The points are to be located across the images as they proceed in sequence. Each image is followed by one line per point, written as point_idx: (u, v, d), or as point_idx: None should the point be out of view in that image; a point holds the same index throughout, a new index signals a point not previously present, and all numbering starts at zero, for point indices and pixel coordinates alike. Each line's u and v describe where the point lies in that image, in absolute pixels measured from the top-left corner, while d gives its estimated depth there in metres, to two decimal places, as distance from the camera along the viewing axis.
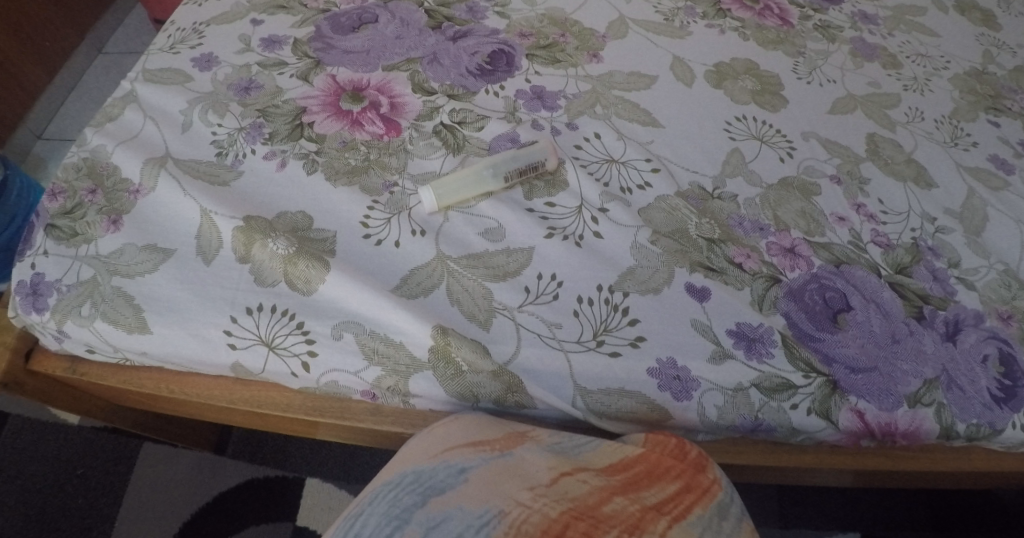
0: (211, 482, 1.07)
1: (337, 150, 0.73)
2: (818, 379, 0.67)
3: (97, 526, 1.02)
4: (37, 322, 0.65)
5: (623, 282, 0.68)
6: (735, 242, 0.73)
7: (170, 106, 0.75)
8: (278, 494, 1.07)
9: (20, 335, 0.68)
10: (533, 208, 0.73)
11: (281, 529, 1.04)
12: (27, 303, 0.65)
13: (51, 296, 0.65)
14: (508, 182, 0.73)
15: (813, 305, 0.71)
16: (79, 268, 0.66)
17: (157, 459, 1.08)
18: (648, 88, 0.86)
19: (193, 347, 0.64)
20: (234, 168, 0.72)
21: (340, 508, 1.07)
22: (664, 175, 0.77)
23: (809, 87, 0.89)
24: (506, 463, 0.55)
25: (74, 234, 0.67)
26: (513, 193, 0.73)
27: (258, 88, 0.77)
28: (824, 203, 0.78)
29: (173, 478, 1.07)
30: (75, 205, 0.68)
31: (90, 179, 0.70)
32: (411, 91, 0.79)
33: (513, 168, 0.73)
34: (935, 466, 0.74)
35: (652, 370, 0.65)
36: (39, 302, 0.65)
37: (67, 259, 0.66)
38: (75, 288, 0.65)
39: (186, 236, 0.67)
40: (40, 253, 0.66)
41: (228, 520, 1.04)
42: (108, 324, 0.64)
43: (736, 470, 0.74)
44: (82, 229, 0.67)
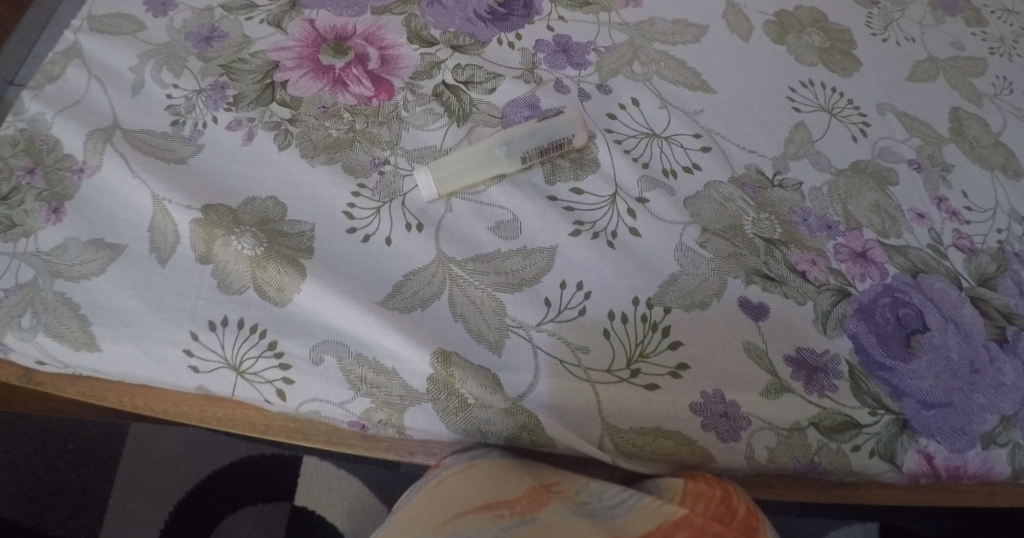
0: (204, 458, 0.97)
1: (315, 118, 0.61)
2: (886, 417, 0.57)
3: (90, 505, 0.94)
4: None
5: (664, 295, 0.56)
6: (799, 244, 0.61)
7: (118, 63, 0.63)
8: (274, 472, 0.97)
9: None
10: (554, 196, 0.60)
11: (280, 511, 0.95)
12: None
13: None
14: (525, 163, 0.61)
15: (884, 325, 0.59)
16: (18, 267, 0.55)
17: (145, 434, 0.97)
18: (694, 42, 0.71)
19: (151, 367, 0.55)
20: (191, 141, 0.60)
21: (341, 489, 0.96)
22: (716, 155, 0.64)
23: (885, 46, 0.74)
24: (528, 531, 0.46)
25: (10, 225, 0.56)
26: (529, 174, 0.61)
27: (222, 38, 0.64)
28: (901, 195, 0.66)
29: (163, 456, 0.97)
30: (11, 189, 0.57)
31: (28, 156, 0.58)
32: (406, 40, 0.66)
33: (529, 145, 0.60)
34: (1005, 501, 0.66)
35: (697, 406, 0.54)
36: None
37: (4, 256, 0.55)
38: (14, 292, 0.54)
39: (139, 228, 0.56)
40: None
41: (219, 502, 0.95)
42: (52, 338, 0.54)
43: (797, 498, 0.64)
44: (19, 219, 0.56)
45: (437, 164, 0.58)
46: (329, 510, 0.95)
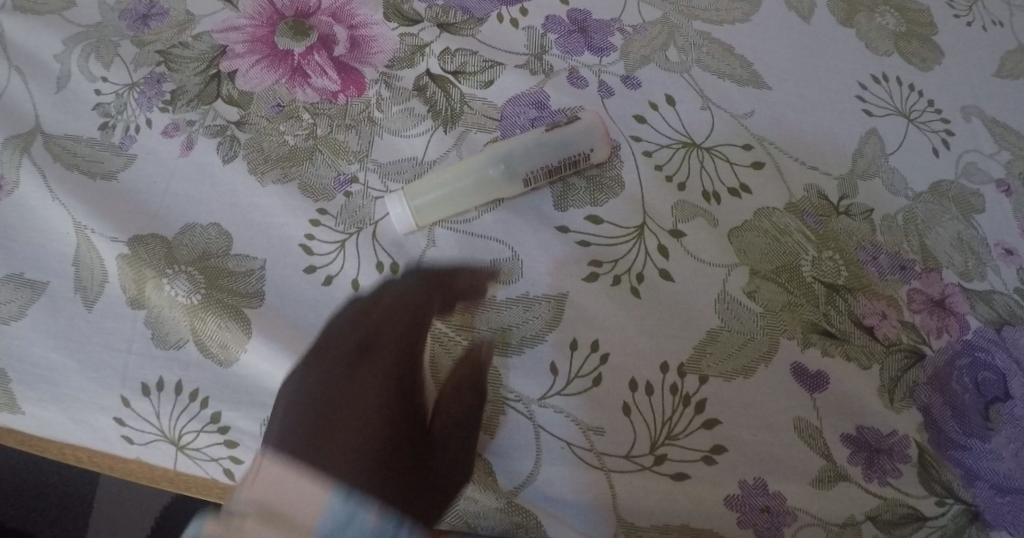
0: None
1: (268, 119, 0.49)
2: (955, 507, 0.47)
3: None
4: None
5: (700, 360, 0.46)
6: (866, 291, 0.50)
7: (39, 48, 0.51)
8: None
9: None
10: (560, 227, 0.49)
11: None
12: None
13: None
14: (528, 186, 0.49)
15: (960, 394, 0.49)
16: None
17: None
18: (743, 21, 0.58)
19: (78, 438, 0.45)
20: (123, 150, 0.48)
21: None
22: (768, 173, 0.52)
23: (970, 31, 0.61)
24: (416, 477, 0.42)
25: None
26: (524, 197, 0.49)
27: (161, 15, 0.52)
28: (987, 226, 0.54)
29: None
30: None
31: None
32: (383, 17, 0.53)
33: (534, 164, 0.49)
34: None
35: (733, 499, 0.45)
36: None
37: None
38: None
39: (60, 261, 0.46)
40: None
41: None
42: None
43: None
44: None
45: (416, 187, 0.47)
46: None
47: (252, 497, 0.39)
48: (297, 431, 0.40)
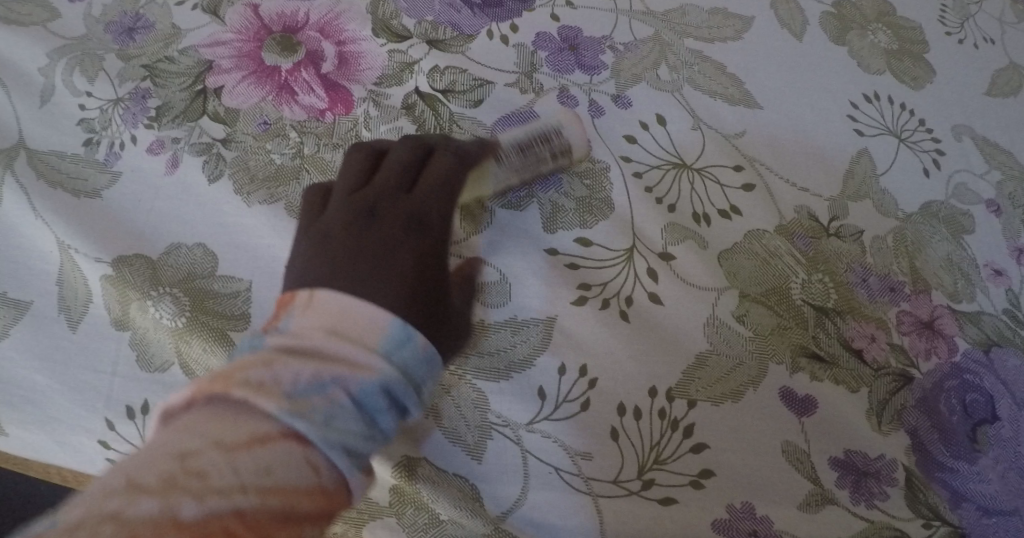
0: None
1: (254, 138, 0.48)
2: (941, 530, 0.48)
3: None
4: None
5: (688, 384, 0.46)
6: (855, 314, 0.50)
7: (20, 60, 0.50)
8: None
9: None
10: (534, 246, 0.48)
11: None
12: None
13: None
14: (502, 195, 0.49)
15: (948, 417, 0.49)
16: None
17: None
18: (735, 38, 0.58)
19: (62, 460, 0.45)
20: (107, 167, 0.48)
21: None
22: (758, 194, 0.52)
23: (962, 49, 0.61)
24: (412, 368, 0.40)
25: None
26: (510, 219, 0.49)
27: (147, 28, 0.51)
28: (976, 247, 0.54)
29: None
30: None
31: None
32: (372, 33, 0.52)
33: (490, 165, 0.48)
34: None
35: (721, 524, 0.45)
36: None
37: None
38: None
39: (43, 281, 0.45)
40: None
41: None
42: None
43: None
44: None
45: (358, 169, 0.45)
46: None
47: (305, 323, 0.38)
48: (340, 267, 0.40)
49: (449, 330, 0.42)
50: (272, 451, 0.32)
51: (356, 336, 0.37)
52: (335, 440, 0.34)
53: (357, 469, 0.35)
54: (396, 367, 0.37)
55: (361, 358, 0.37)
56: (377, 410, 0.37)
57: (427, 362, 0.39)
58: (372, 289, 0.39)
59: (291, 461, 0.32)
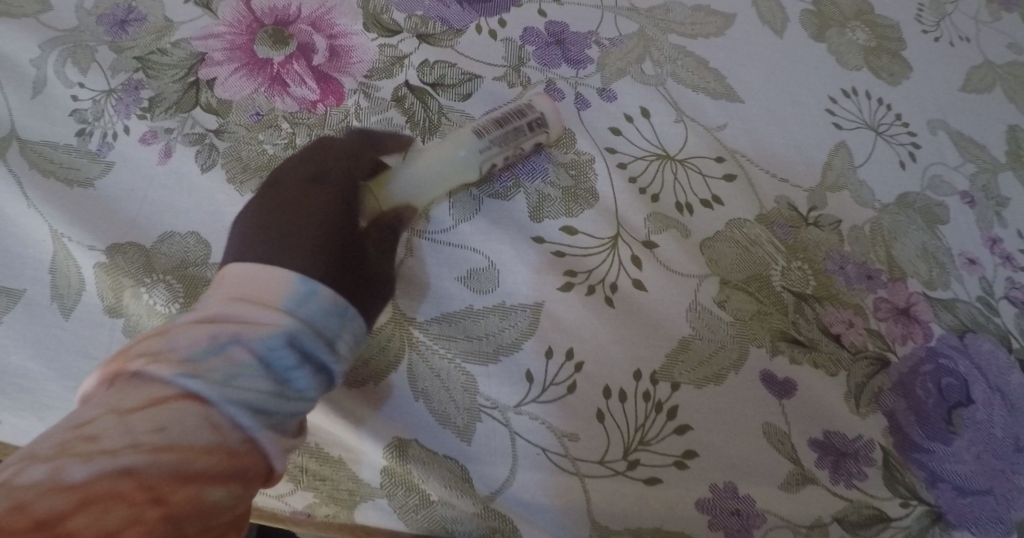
0: None
1: (247, 128, 0.49)
2: (919, 508, 0.49)
3: None
4: None
5: (672, 367, 0.47)
6: (833, 300, 0.51)
7: (12, 51, 0.50)
8: None
9: None
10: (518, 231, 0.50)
11: None
12: None
13: None
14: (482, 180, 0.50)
15: (925, 400, 0.51)
16: None
17: None
18: (717, 35, 0.59)
19: None
20: (100, 157, 0.48)
21: None
22: (739, 185, 0.53)
23: (938, 46, 0.63)
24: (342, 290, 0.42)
25: None
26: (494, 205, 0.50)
27: (139, 20, 0.52)
28: (952, 236, 0.56)
29: None
30: None
31: None
32: (364, 27, 0.53)
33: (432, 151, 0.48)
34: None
35: (704, 502, 0.46)
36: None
37: None
38: None
39: (37, 269, 0.46)
40: None
41: None
42: None
43: None
44: None
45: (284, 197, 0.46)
46: None
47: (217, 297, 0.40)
48: (255, 240, 0.42)
49: (364, 290, 0.43)
50: (172, 410, 0.33)
51: (261, 298, 0.39)
52: (237, 399, 0.35)
53: (265, 427, 0.36)
54: (301, 320, 0.39)
55: (266, 316, 0.38)
56: (286, 364, 0.38)
57: (338, 315, 0.40)
58: (280, 252, 0.41)
59: (187, 421, 0.33)
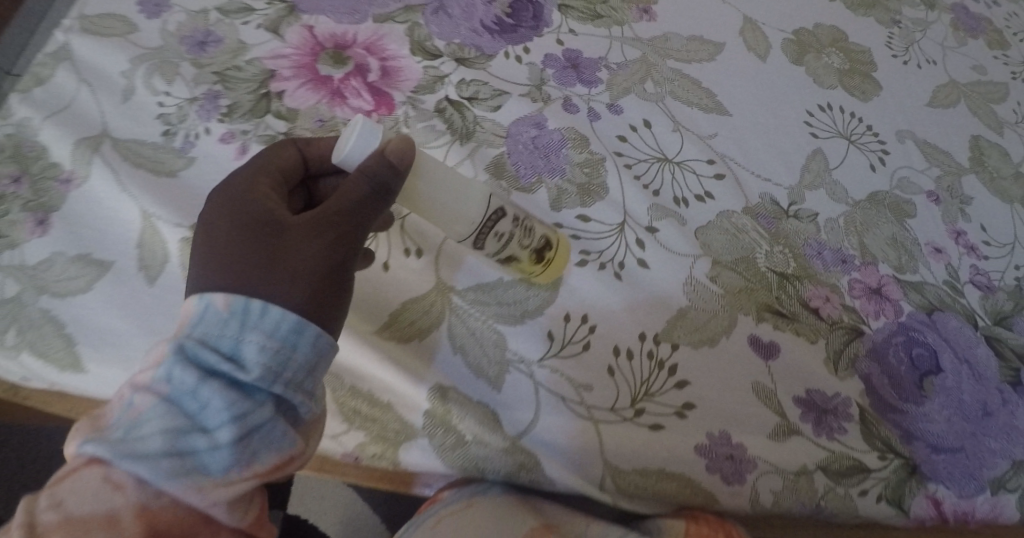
0: None
1: (312, 132, 0.59)
2: (895, 461, 0.56)
3: None
4: None
5: (672, 331, 0.55)
6: (812, 279, 0.59)
7: (108, 66, 0.60)
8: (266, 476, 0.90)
9: None
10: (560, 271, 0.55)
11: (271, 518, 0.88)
12: None
13: None
14: (489, 218, 0.51)
15: (898, 367, 0.58)
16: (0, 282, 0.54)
17: None
18: (709, 61, 0.68)
19: None
20: (183, 153, 0.57)
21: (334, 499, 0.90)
22: (728, 182, 0.62)
23: (905, 69, 0.72)
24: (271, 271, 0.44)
25: None
26: (519, 233, 0.52)
27: (217, 42, 0.62)
28: (919, 229, 0.64)
29: None
30: None
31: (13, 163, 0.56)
32: (409, 52, 0.63)
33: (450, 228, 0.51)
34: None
35: (701, 448, 0.53)
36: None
37: None
38: None
39: (126, 244, 0.55)
40: None
41: None
42: (35, 357, 0.53)
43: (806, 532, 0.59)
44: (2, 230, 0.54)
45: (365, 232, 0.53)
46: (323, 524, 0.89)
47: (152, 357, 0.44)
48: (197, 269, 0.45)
49: (285, 254, 0.44)
50: (76, 482, 0.39)
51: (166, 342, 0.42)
52: (133, 449, 0.39)
53: (171, 467, 0.40)
54: (195, 344, 0.42)
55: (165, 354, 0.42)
56: (186, 392, 0.41)
57: (236, 320, 0.42)
58: (209, 270, 0.44)
59: (86, 488, 0.39)
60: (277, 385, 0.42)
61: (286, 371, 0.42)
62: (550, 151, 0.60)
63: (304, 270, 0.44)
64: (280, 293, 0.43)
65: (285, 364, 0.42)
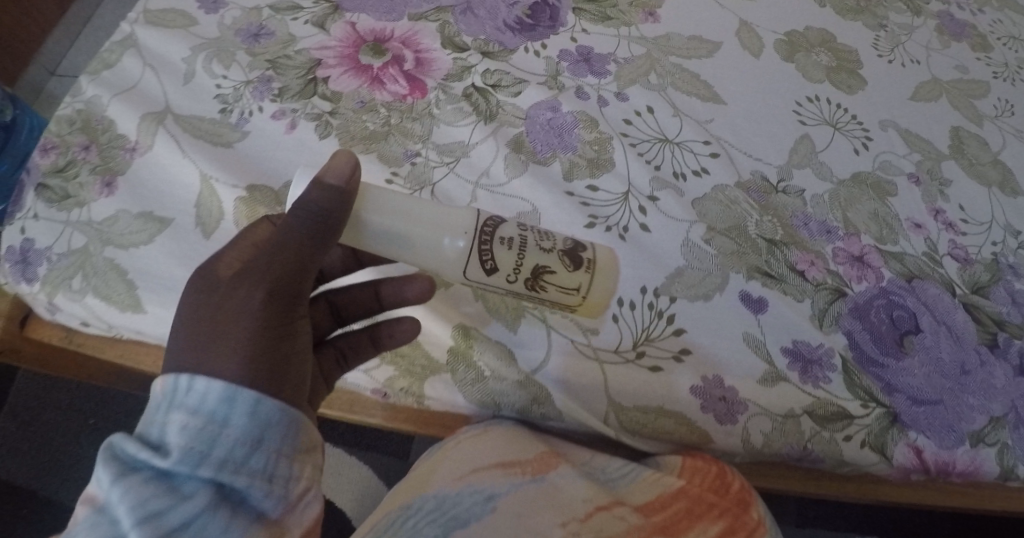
0: None
1: (353, 111, 0.66)
2: (877, 410, 0.60)
3: None
4: (27, 292, 0.61)
5: (671, 285, 0.61)
6: (799, 246, 0.65)
7: (171, 53, 0.68)
8: None
9: (14, 301, 0.65)
10: (605, 270, 0.51)
11: None
12: (16, 272, 0.61)
13: (40, 266, 0.61)
14: (485, 225, 0.50)
15: (879, 325, 0.63)
16: (71, 235, 0.61)
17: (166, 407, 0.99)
18: (708, 57, 0.74)
19: None
20: (238, 127, 0.65)
21: (351, 476, 0.97)
22: (724, 161, 0.68)
23: (890, 67, 0.78)
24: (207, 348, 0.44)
25: (66, 196, 0.62)
26: (529, 238, 0.51)
27: (269, 35, 0.70)
28: (900, 206, 0.69)
29: None
30: (68, 163, 0.63)
31: (84, 134, 0.64)
32: (440, 45, 0.70)
33: (469, 272, 0.50)
34: (998, 504, 0.69)
35: (696, 389, 0.58)
36: (28, 271, 0.61)
37: (59, 224, 0.61)
38: (67, 257, 0.61)
39: (186, 203, 0.62)
40: (29, 216, 0.62)
41: None
42: (100, 300, 0.60)
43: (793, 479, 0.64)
44: (74, 191, 0.62)
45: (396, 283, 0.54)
46: (338, 496, 0.96)
47: None
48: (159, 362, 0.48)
49: (215, 339, 0.44)
50: None
51: None
52: None
53: None
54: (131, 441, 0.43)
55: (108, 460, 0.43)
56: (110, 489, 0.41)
57: (168, 400, 0.43)
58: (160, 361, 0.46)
59: None
60: (206, 467, 0.42)
61: (217, 449, 0.42)
62: (563, 132, 0.67)
63: (240, 336, 0.44)
64: (213, 367, 0.44)
65: (217, 441, 0.43)
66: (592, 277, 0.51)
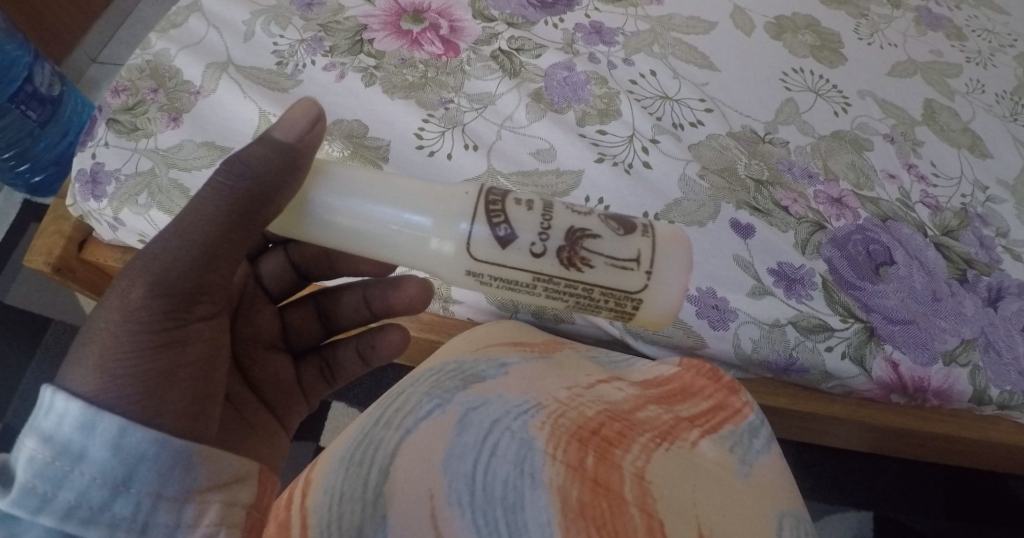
0: None
1: (395, 66, 0.76)
2: (856, 325, 0.67)
3: None
4: (94, 209, 0.69)
5: (668, 212, 0.69)
6: (783, 186, 0.73)
7: (232, 17, 0.79)
8: None
9: (76, 225, 0.74)
10: (657, 228, 0.51)
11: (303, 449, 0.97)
12: (86, 190, 0.69)
13: (109, 185, 0.69)
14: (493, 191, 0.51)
15: (856, 255, 0.70)
16: (139, 159, 0.70)
17: None
18: (704, 34, 0.84)
19: None
20: (293, 77, 0.75)
21: None
22: (717, 116, 0.77)
23: (869, 49, 0.87)
24: (86, 360, 0.44)
25: (134, 128, 0.71)
26: (556, 204, 0.51)
27: (320, 5, 0.80)
28: (876, 159, 0.78)
29: None
30: (137, 102, 0.73)
31: (153, 80, 0.74)
32: (471, 17, 0.80)
33: (495, 239, 0.50)
34: (993, 437, 0.74)
35: (691, 297, 0.66)
36: (97, 189, 0.69)
37: (128, 151, 0.70)
38: (134, 177, 0.69)
39: (246, 136, 0.71)
40: (101, 144, 0.71)
41: None
42: (162, 213, 0.68)
43: (781, 394, 0.71)
44: (143, 125, 0.72)
45: (385, 288, 0.64)
46: None
47: None
48: None
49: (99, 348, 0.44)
50: None
51: None
52: None
53: None
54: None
55: None
56: None
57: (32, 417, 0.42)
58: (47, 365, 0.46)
59: None
60: (50, 514, 0.41)
61: (67, 489, 0.41)
62: (577, 87, 0.76)
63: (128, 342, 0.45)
64: (89, 383, 0.43)
65: (69, 478, 0.42)
66: (648, 241, 0.51)
